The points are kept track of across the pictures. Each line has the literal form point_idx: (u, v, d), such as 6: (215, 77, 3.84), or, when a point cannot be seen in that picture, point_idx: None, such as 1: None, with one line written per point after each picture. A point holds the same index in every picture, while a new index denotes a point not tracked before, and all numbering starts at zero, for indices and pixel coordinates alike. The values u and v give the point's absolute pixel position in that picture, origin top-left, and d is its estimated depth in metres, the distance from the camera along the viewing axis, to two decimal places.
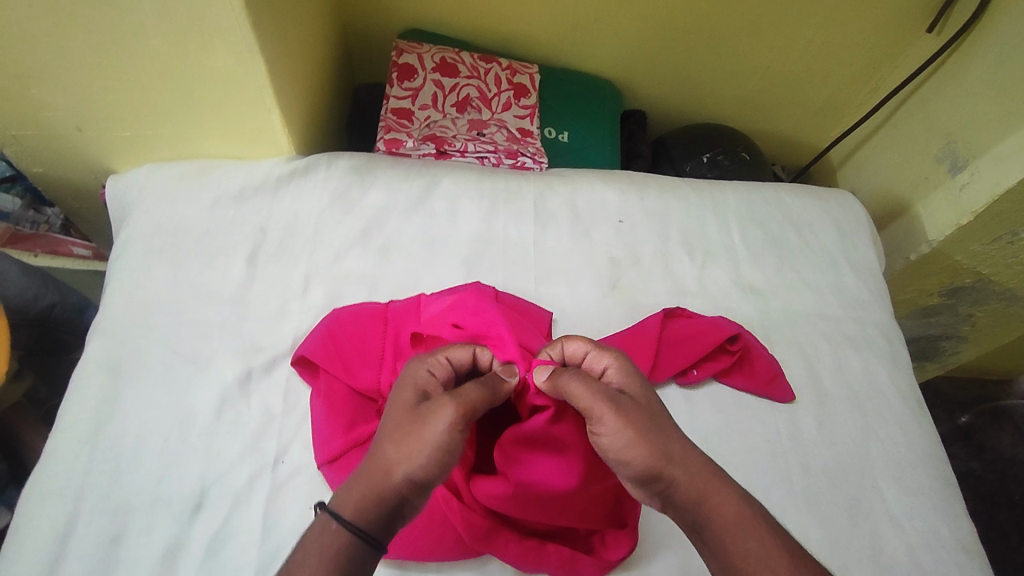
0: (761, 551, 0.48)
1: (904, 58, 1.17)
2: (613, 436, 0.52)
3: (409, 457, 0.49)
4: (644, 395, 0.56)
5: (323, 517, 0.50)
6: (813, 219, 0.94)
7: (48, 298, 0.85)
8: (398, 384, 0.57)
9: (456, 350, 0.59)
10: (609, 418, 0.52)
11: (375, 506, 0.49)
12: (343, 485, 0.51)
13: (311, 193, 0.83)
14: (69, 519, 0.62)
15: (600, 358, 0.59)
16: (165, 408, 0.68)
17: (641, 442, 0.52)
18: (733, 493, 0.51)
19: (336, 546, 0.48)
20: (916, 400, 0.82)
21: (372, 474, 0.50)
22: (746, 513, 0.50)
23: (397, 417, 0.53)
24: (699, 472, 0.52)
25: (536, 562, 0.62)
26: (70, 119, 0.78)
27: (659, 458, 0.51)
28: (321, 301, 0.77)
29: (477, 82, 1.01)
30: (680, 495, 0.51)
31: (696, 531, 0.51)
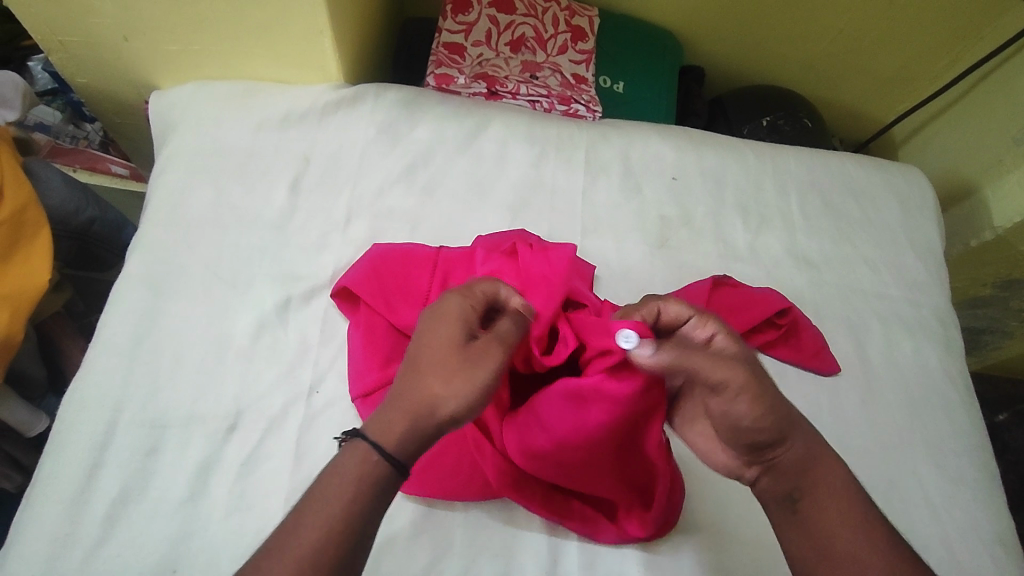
0: (855, 522, 0.50)
1: (994, 28, 1.08)
2: (750, 410, 0.50)
3: (457, 399, 0.50)
4: (756, 366, 0.54)
5: (361, 445, 0.49)
6: (876, 193, 0.90)
7: (89, 212, 0.84)
8: (434, 313, 0.54)
9: (490, 278, 0.57)
10: (742, 389, 0.50)
11: (415, 440, 0.50)
12: (381, 414, 0.51)
13: (358, 124, 0.80)
14: (107, 429, 0.62)
15: (706, 325, 0.53)
16: (203, 329, 0.68)
17: (767, 413, 0.50)
18: (834, 467, 0.52)
19: (372, 476, 0.48)
20: (965, 387, 0.79)
21: (416, 410, 0.50)
22: (846, 485, 0.52)
23: (442, 352, 0.51)
24: (812, 445, 0.52)
25: (561, 515, 0.62)
26: (117, 28, 0.75)
27: (782, 429, 0.51)
28: (362, 235, 0.76)
29: (534, 21, 0.96)
30: (788, 462, 0.52)
31: (790, 499, 0.52)
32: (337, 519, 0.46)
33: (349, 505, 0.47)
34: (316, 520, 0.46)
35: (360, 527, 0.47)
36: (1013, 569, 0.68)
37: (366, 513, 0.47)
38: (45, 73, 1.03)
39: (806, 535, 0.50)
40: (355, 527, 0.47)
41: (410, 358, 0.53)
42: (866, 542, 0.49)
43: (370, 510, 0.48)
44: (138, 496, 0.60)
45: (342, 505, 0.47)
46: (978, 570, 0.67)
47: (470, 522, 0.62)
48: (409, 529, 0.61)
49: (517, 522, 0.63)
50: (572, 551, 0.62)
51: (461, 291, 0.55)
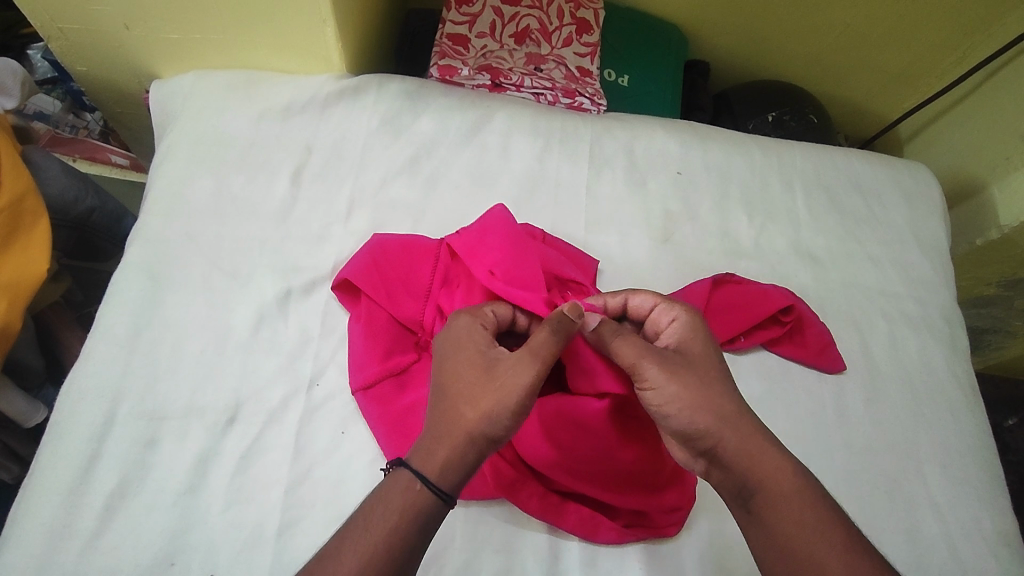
0: (815, 521, 0.48)
1: (1003, 25, 1.07)
2: (659, 391, 0.51)
3: (491, 418, 0.49)
4: (703, 355, 0.54)
5: (404, 476, 0.48)
6: (883, 189, 0.89)
7: (88, 202, 0.84)
8: (446, 342, 0.55)
9: (499, 306, 0.59)
10: (653, 372, 0.52)
11: (459, 467, 0.49)
12: (421, 446, 0.50)
13: (360, 115, 0.79)
14: (106, 420, 0.62)
15: (668, 311, 0.57)
16: (203, 319, 0.68)
17: (687, 398, 0.51)
18: (792, 462, 0.50)
19: (415, 509, 0.47)
20: (970, 386, 0.78)
21: (455, 436, 0.49)
22: (803, 481, 0.50)
23: (466, 376, 0.51)
24: (749, 435, 0.51)
25: (559, 517, 0.61)
26: (117, 15, 0.74)
27: (709, 417, 0.51)
28: (364, 227, 0.75)
29: (539, 13, 0.95)
30: (726, 458, 0.50)
31: (741, 497, 0.51)
32: (379, 551, 0.46)
33: (392, 535, 0.46)
34: (358, 550, 0.46)
35: (401, 556, 0.46)
36: (1017, 569, 0.67)
37: (409, 543, 0.47)
38: (44, 61, 1.03)
39: (763, 537, 0.49)
40: (397, 556, 0.46)
41: (436, 390, 0.52)
42: (822, 541, 0.47)
43: (413, 542, 0.47)
44: (137, 488, 0.60)
45: (387, 537, 0.46)
46: (982, 570, 0.66)
47: (470, 517, 0.61)
48: None
49: (518, 517, 0.62)
50: (573, 547, 0.62)
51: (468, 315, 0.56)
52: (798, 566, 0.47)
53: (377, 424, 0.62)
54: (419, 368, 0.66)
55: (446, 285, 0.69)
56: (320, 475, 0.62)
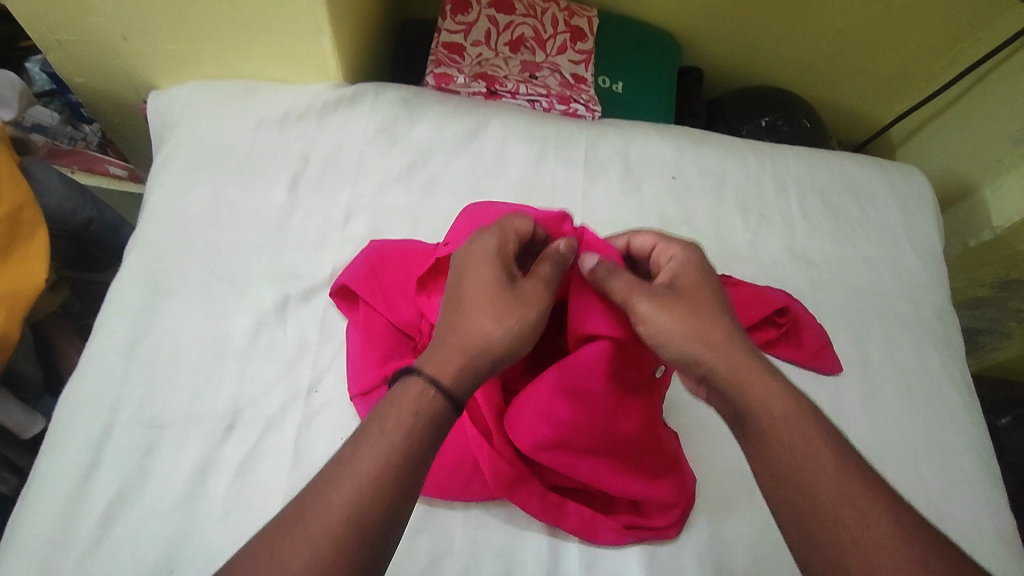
0: (803, 442, 0.46)
1: (991, 30, 1.09)
2: (652, 320, 0.52)
3: (508, 334, 0.50)
4: (698, 285, 0.55)
5: (418, 381, 0.48)
6: (876, 192, 0.90)
7: (86, 212, 0.84)
8: (466, 256, 0.54)
9: (519, 220, 0.57)
10: (645, 306, 0.53)
11: (472, 376, 0.49)
12: (436, 353, 0.50)
13: (357, 123, 0.80)
14: (105, 428, 0.62)
15: (666, 250, 0.58)
16: (202, 327, 0.68)
17: (678, 327, 0.52)
18: (780, 386, 0.49)
19: (430, 415, 0.47)
20: (966, 387, 0.79)
21: (470, 346, 0.50)
22: (790, 403, 0.48)
23: (484, 291, 0.52)
24: (742, 359, 0.50)
25: (560, 518, 0.61)
26: (116, 27, 0.75)
27: (701, 344, 0.51)
28: (361, 234, 0.76)
29: (533, 21, 0.96)
30: (720, 383, 0.50)
31: (739, 423, 0.49)
32: (397, 453, 0.44)
33: (409, 439, 0.45)
34: (374, 453, 0.44)
35: (418, 461, 0.45)
36: (1015, 568, 0.67)
37: (426, 449, 0.46)
38: (43, 73, 1.04)
39: (766, 467, 0.47)
40: (414, 461, 0.45)
41: (454, 303, 0.53)
42: (828, 477, 0.45)
43: (429, 449, 0.46)
44: (136, 496, 0.60)
45: (404, 440, 0.45)
46: None
47: (469, 523, 0.61)
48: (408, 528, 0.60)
49: (516, 522, 0.62)
50: (573, 550, 0.62)
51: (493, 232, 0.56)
52: (803, 507, 0.45)
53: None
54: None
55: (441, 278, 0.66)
56: None
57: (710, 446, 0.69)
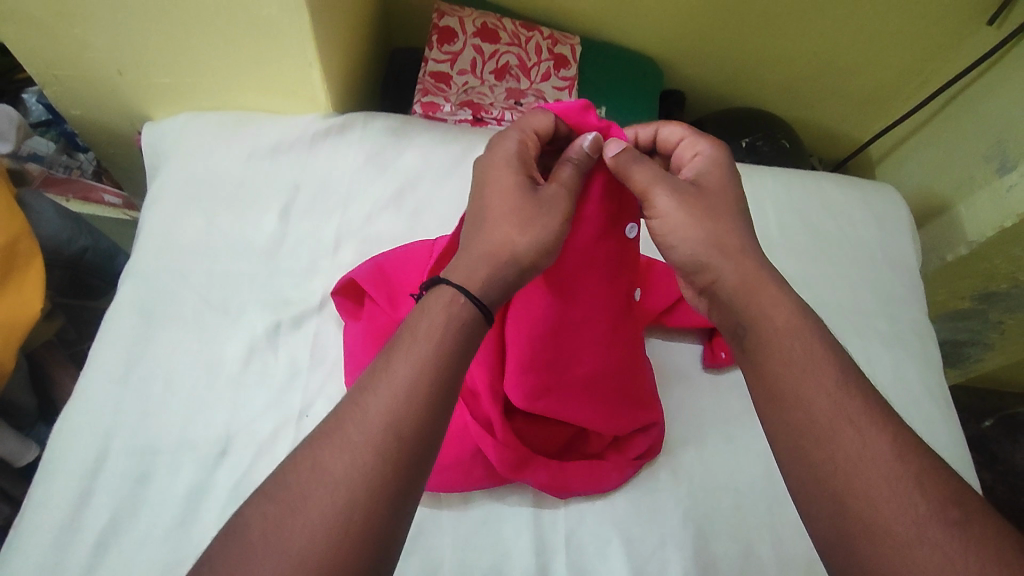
0: (802, 352, 0.50)
1: (960, 51, 1.13)
2: (669, 217, 0.55)
3: (535, 237, 0.51)
4: (716, 185, 0.57)
5: (447, 291, 0.49)
6: (853, 210, 0.93)
7: (81, 242, 0.86)
8: (489, 163, 0.55)
9: (539, 119, 0.56)
10: (664, 200, 0.55)
11: (499, 284, 0.51)
12: (463, 263, 0.51)
13: (346, 151, 0.82)
14: (99, 455, 0.63)
15: (693, 145, 0.59)
16: (195, 354, 0.69)
17: (693, 224, 0.55)
18: (787, 300, 0.53)
19: (459, 322, 0.48)
20: (944, 400, 0.80)
21: (496, 254, 0.51)
22: (794, 317, 0.52)
23: (508, 195, 0.53)
24: (749, 267, 0.54)
25: (564, 485, 0.64)
26: (111, 62, 0.77)
27: (711, 245, 0.54)
28: (351, 260, 0.77)
29: (518, 49, 1.00)
30: (724, 289, 0.54)
31: (738, 334, 0.53)
32: (432, 358, 0.46)
33: (442, 343, 0.46)
34: (409, 358, 0.45)
35: (453, 366, 0.46)
36: None
37: (459, 354, 0.47)
38: (40, 104, 1.06)
39: (756, 375, 0.51)
40: (450, 365, 0.46)
41: (477, 213, 0.54)
42: (815, 383, 0.48)
43: (462, 355, 0.47)
44: (130, 522, 0.60)
45: (438, 344, 0.46)
46: None
47: (458, 544, 0.62)
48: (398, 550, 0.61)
49: (505, 542, 0.63)
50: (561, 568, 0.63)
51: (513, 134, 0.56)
52: (786, 408, 0.48)
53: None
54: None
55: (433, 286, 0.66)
56: None
57: (695, 462, 0.70)
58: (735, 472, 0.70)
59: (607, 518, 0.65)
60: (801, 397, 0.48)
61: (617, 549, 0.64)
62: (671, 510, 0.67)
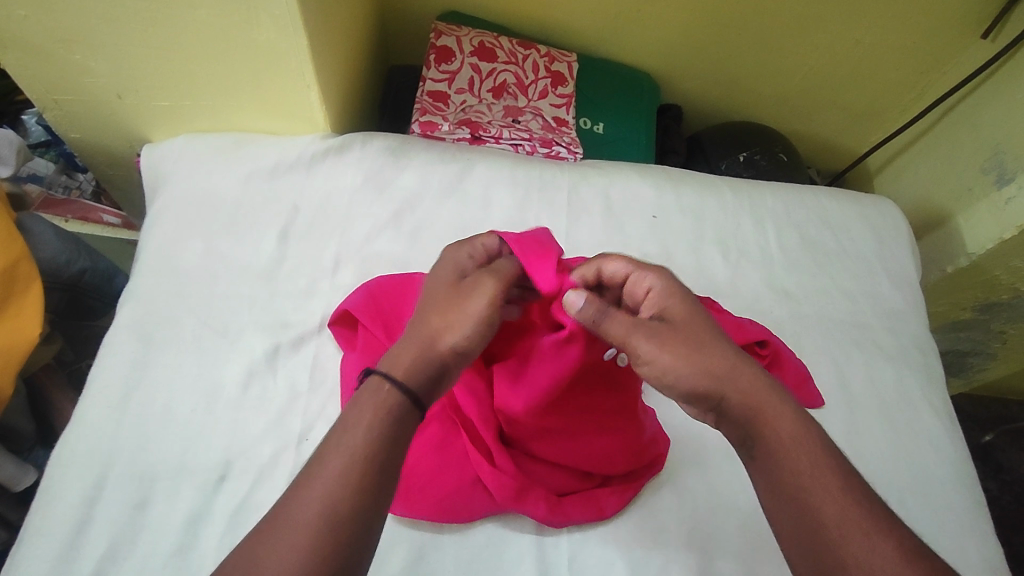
0: (813, 464, 0.48)
1: (955, 64, 1.14)
2: (654, 361, 0.52)
3: (456, 327, 0.53)
4: (687, 315, 0.55)
5: (374, 379, 0.51)
6: (851, 224, 0.93)
7: (80, 263, 0.86)
8: (435, 268, 0.59)
9: (488, 238, 0.61)
10: (645, 346, 0.53)
11: (425, 371, 0.51)
12: (388, 351, 0.53)
13: (345, 172, 0.83)
14: (98, 481, 0.62)
15: (642, 281, 0.56)
16: (194, 377, 0.69)
17: (685, 365, 0.52)
18: (792, 410, 0.51)
19: (389, 412, 0.49)
20: (948, 414, 0.80)
21: (421, 342, 0.52)
22: (801, 428, 0.50)
23: (440, 292, 0.55)
24: (751, 385, 0.52)
25: (566, 515, 0.64)
26: (110, 86, 0.78)
27: (705, 378, 0.52)
28: (350, 281, 0.77)
29: (515, 68, 1.01)
30: (732, 409, 0.51)
31: (747, 446, 0.51)
32: (362, 448, 0.47)
33: (370, 434, 0.47)
34: (340, 452, 0.47)
35: (382, 453, 0.47)
36: None
37: (388, 443, 0.48)
38: (39, 125, 1.07)
39: (767, 484, 0.49)
40: (379, 455, 0.47)
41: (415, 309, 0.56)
42: (829, 497, 0.47)
43: (392, 442, 0.48)
44: (127, 550, 0.60)
45: (364, 434, 0.47)
46: None
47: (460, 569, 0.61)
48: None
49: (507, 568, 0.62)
50: None
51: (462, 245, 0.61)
52: (802, 517, 0.47)
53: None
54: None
55: None
56: None
57: (699, 482, 0.70)
58: (738, 492, 0.70)
59: (610, 540, 0.65)
60: (815, 512, 0.47)
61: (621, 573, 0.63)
62: (675, 532, 0.66)
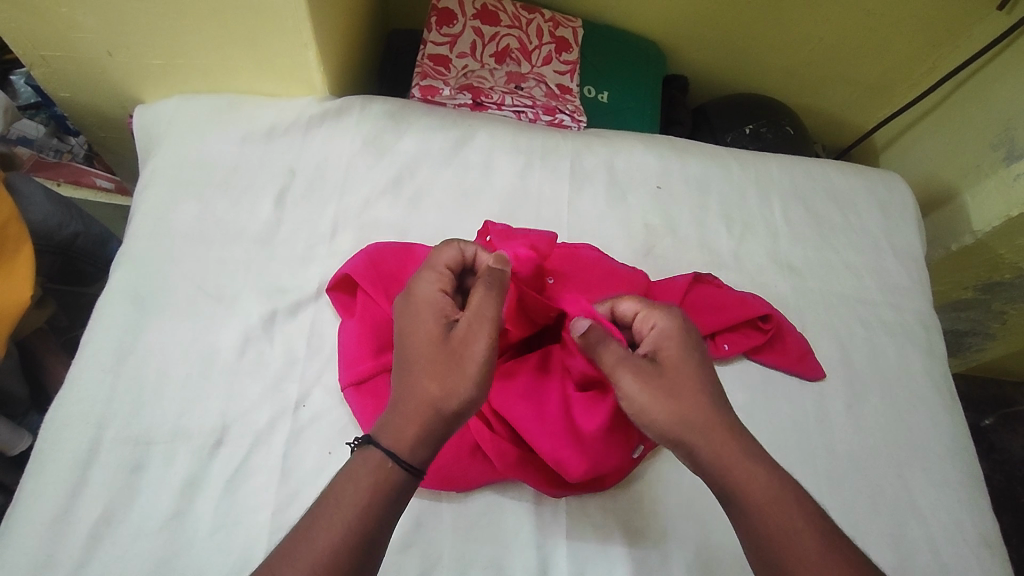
0: (786, 527, 0.49)
1: (969, 37, 1.11)
2: (631, 400, 0.54)
3: (457, 391, 0.51)
4: (679, 359, 0.56)
5: (374, 454, 0.50)
6: (858, 199, 0.91)
7: (72, 227, 0.84)
8: (409, 313, 0.56)
9: (447, 254, 0.59)
10: (629, 383, 0.54)
11: (427, 441, 0.51)
12: (391, 421, 0.52)
13: (343, 135, 0.80)
14: (92, 446, 0.61)
15: (648, 320, 0.58)
16: (189, 342, 0.68)
17: (660, 409, 0.53)
18: (767, 471, 0.52)
19: (385, 491, 0.49)
20: (948, 392, 0.80)
21: (422, 412, 0.51)
22: (779, 491, 0.51)
23: (425, 348, 0.53)
24: (722, 442, 0.52)
25: (566, 484, 0.63)
26: (99, 42, 0.75)
27: (677, 425, 0.53)
28: (347, 247, 0.76)
29: (518, 32, 0.98)
30: (702, 464, 0.52)
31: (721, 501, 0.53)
32: (349, 528, 0.47)
33: (363, 511, 0.48)
34: (330, 526, 0.47)
35: (371, 532, 0.48)
36: (998, 570, 0.68)
37: (380, 520, 0.48)
38: (28, 86, 1.03)
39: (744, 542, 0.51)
40: (369, 530, 0.48)
41: (402, 365, 0.54)
42: (805, 563, 0.48)
43: (382, 519, 0.49)
44: (122, 514, 0.59)
45: (355, 510, 0.48)
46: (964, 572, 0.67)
47: (458, 535, 0.61)
48: (397, 542, 0.60)
49: (506, 537, 0.62)
50: (561, 560, 0.62)
51: (428, 275, 0.58)
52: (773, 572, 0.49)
53: (367, 421, 0.63)
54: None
55: None
56: (308, 496, 0.62)
57: None
58: None
59: (608, 509, 0.65)
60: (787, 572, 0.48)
61: (618, 542, 0.63)
62: (674, 502, 0.66)
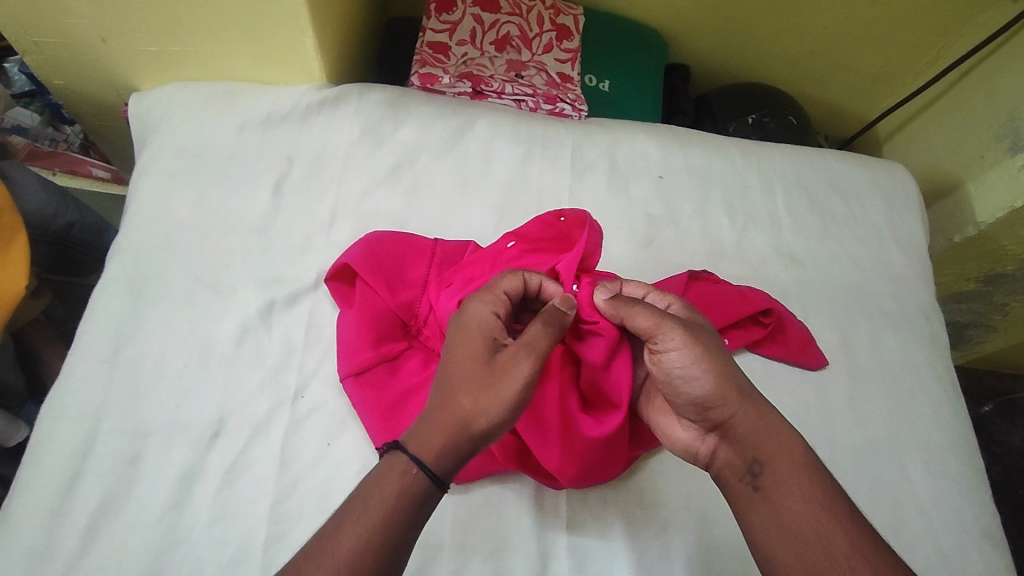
0: (814, 494, 0.50)
1: (974, 25, 1.09)
2: (681, 353, 0.54)
3: (491, 415, 0.50)
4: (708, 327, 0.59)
5: (402, 459, 0.50)
6: (861, 190, 0.90)
7: (68, 216, 0.83)
8: (459, 330, 0.55)
9: (508, 281, 0.57)
10: (675, 339, 0.55)
11: (455, 454, 0.50)
12: (420, 429, 0.51)
13: (341, 124, 0.79)
14: (88, 437, 0.61)
15: (662, 298, 0.60)
16: (186, 333, 0.67)
17: (709, 366, 0.54)
18: (797, 439, 0.53)
19: (412, 496, 0.49)
20: (950, 383, 0.79)
21: (451, 423, 0.50)
22: (808, 459, 0.52)
23: (468, 367, 0.52)
24: (760, 407, 0.54)
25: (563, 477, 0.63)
26: (93, 28, 0.73)
27: (724, 383, 0.54)
28: (345, 236, 0.75)
29: (519, 20, 0.96)
30: (742, 425, 0.54)
31: (753, 469, 0.53)
32: (375, 534, 0.47)
33: (389, 516, 0.47)
34: (355, 530, 0.47)
35: (396, 538, 0.47)
36: (998, 561, 0.68)
37: (404, 526, 0.48)
38: (21, 74, 1.01)
39: (773, 513, 0.50)
40: (395, 536, 0.47)
41: (439, 380, 0.53)
42: (836, 530, 0.48)
43: (407, 524, 0.48)
44: (120, 505, 0.59)
45: (381, 515, 0.47)
46: (964, 565, 0.67)
47: (457, 526, 0.61)
48: None
49: (507, 528, 0.62)
50: (561, 552, 0.62)
51: (484, 296, 0.56)
52: (805, 542, 0.49)
53: (366, 411, 0.62)
54: (410, 356, 0.66)
55: (441, 276, 0.69)
56: (306, 488, 0.62)
57: None
58: None
59: (608, 501, 0.64)
60: (823, 540, 0.48)
61: (619, 534, 0.63)
62: (674, 493, 0.66)
